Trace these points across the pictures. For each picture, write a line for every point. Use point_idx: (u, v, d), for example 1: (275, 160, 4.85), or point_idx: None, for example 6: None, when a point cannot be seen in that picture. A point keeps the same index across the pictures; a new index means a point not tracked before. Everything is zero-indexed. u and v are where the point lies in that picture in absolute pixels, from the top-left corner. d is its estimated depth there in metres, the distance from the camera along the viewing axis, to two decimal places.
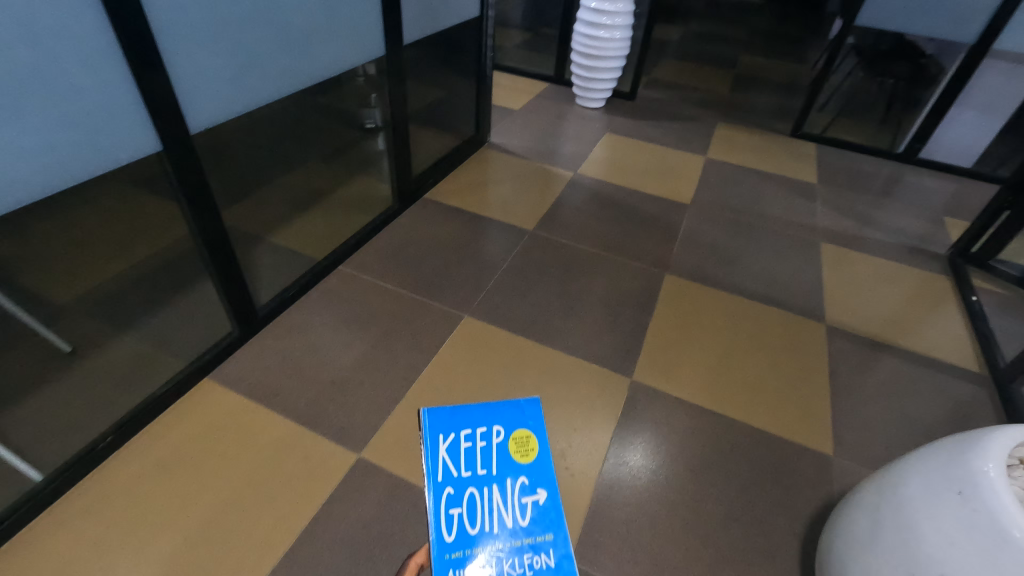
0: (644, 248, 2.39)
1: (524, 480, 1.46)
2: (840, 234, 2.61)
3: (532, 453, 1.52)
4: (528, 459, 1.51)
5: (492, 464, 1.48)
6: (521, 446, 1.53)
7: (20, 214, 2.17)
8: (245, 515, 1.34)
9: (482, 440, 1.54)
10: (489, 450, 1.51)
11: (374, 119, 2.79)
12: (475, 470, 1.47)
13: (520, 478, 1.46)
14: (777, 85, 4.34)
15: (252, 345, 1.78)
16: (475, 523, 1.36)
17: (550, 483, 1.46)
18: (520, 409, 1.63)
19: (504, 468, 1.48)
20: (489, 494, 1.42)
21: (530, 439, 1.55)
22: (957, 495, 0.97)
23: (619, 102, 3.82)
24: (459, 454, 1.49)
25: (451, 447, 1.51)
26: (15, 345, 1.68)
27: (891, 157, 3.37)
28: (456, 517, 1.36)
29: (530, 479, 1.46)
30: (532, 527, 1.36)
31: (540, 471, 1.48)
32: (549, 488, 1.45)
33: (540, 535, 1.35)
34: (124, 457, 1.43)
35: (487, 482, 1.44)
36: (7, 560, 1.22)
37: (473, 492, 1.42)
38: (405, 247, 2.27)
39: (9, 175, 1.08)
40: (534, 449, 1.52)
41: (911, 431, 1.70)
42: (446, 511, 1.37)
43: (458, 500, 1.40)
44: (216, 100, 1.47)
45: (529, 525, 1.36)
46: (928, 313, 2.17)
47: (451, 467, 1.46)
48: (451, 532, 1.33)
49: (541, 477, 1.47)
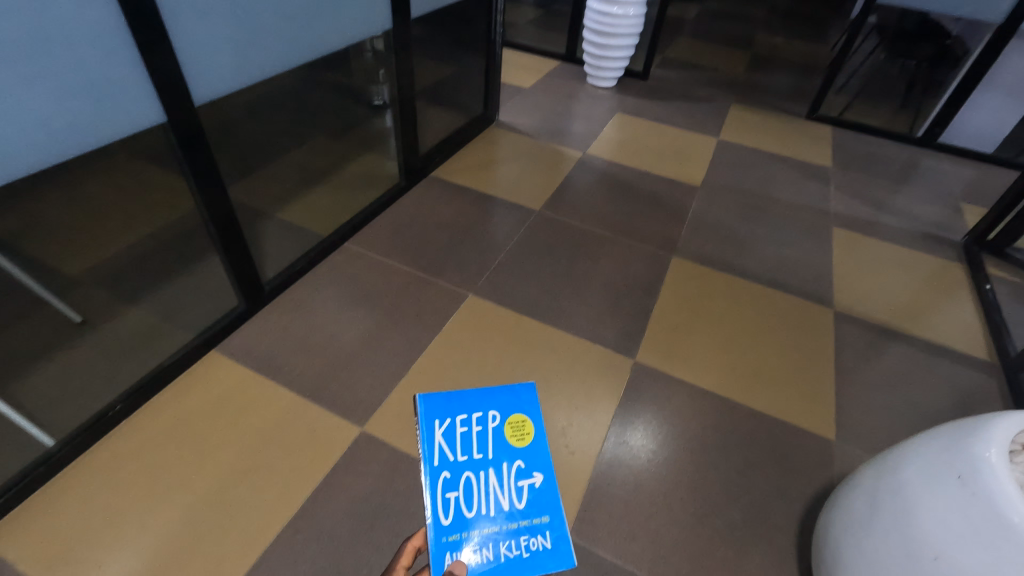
0: (652, 230, 2.37)
1: (520, 464, 1.46)
2: (853, 219, 2.56)
3: (527, 437, 1.51)
4: (524, 443, 1.51)
5: (487, 449, 1.48)
6: (517, 430, 1.53)
7: (31, 185, 2.19)
8: (250, 483, 1.37)
9: (477, 424, 1.53)
10: (484, 435, 1.51)
11: (382, 96, 2.68)
12: (471, 455, 1.46)
13: (516, 462, 1.46)
14: (794, 66, 4.23)
15: (258, 319, 1.79)
16: (471, 507, 1.36)
17: (546, 466, 1.47)
18: (514, 393, 1.62)
19: (499, 452, 1.48)
20: (486, 477, 1.42)
21: (525, 424, 1.55)
22: (957, 479, 0.97)
23: (631, 81, 3.75)
24: (454, 439, 1.49)
25: (447, 432, 1.50)
26: (27, 314, 1.71)
27: (910, 141, 3.29)
28: (452, 502, 1.36)
29: (526, 463, 1.46)
30: (529, 510, 1.37)
31: (536, 454, 1.49)
32: (545, 471, 1.46)
33: (536, 518, 1.35)
34: (132, 425, 1.46)
35: (483, 466, 1.44)
36: (22, 521, 1.26)
37: (467, 477, 1.41)
38: (411, 225, 2.26)
39: (14, 143, 1.08)
40: (530, 433, 1.52)
41: (916, 418, 1.68)
42: (443, 495, 1.37)
43: (454, 484, 1.39)
44: (221, 72, 1.46)
45: (525, 509, 1.37)
46: (939, 301, 2.14)
47: (447, 452, 1.45)
48: (447, 516, 1.33)
49: (536, 460, 1.47)
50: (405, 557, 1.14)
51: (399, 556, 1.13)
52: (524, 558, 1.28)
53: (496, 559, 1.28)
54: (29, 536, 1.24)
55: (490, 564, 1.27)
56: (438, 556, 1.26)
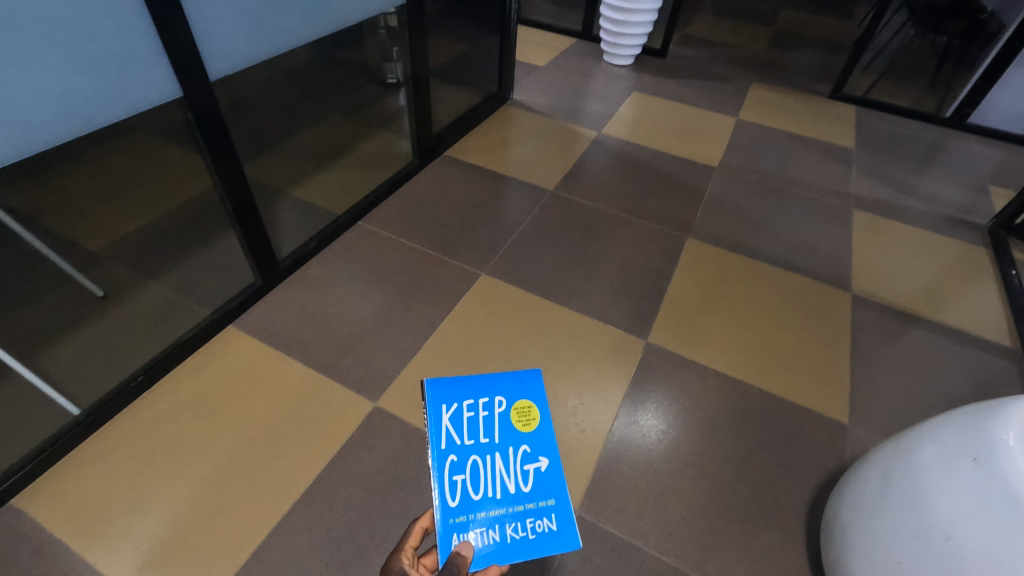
0: (666, 211, 2.34)
1: (526, 449, 1.26)
2: (875, 201, 2.50)
3: (534, 422, 1.32)
4: (529, 428, 1.31)
5: (494, 433, 1.27)
6: (523, 416, 1.33)
7: (53, 162, 2.23)
8: (267, 454, 1.41)
9: (483, 410, 1.31)
10: (491, 420, 1.30)
11: (396, 74, 2.67)
12: (476, 439, 1.24)
13: (522, 447, 1.26)
14: (818, 43, 4.10)
15: (274, 296, 1.82)
16: (479, 490, 1.16)
17: (552, 451, 1.28)
18: (520, 378, 1.42)
19: (506, 436, 1.27)
20: (493, 461, 1.22)
21: (532, 409, 1.35)
22: (972, 460, 0.96)
23: (648, 59, 3.66)
24: (462, 423, 1.28)
25: (454, 416, 1.28)
26: (51, 287, 1.75)
27: (937, 122, 3.19)
28: (460, 484, 1.16)
29: (532, 448, 1.26)
30: (535, 493, 1.19)
31: (543, 439, 1.29)
32: (551, 456, 1.27)
33: (541, 501, 1.17)
34: (154, 397, 1.50)
35: (490, 450, 1.23)
36: (51, 486, 1.31)
37: (475, 460, 1.21)
38: (424, 204, 2.26)
39: (34, 117, 1.10)
40: (537, 418, 1.33)
41: (933, 402, 1.66)
42: (450, 477, 1.17)
43: (460, 467, 1.19)
44: (236, 47, 1.46)
45: (531, 492, 1.18)
46: (962, 285, 2.09)
47: (453, 435, 1.24)
48: (454, 498, 1.13)
49: (542, 444, 1.28)
50: (411, 537, 1.02)
51: (408, 536, 1.02)
52: (529, 541, 1.11)
53: (501, 541, 1.09)
54: (59, 499, 1.29)
55: (494, 547, 1.08)
56: (445, 538, 1.07)
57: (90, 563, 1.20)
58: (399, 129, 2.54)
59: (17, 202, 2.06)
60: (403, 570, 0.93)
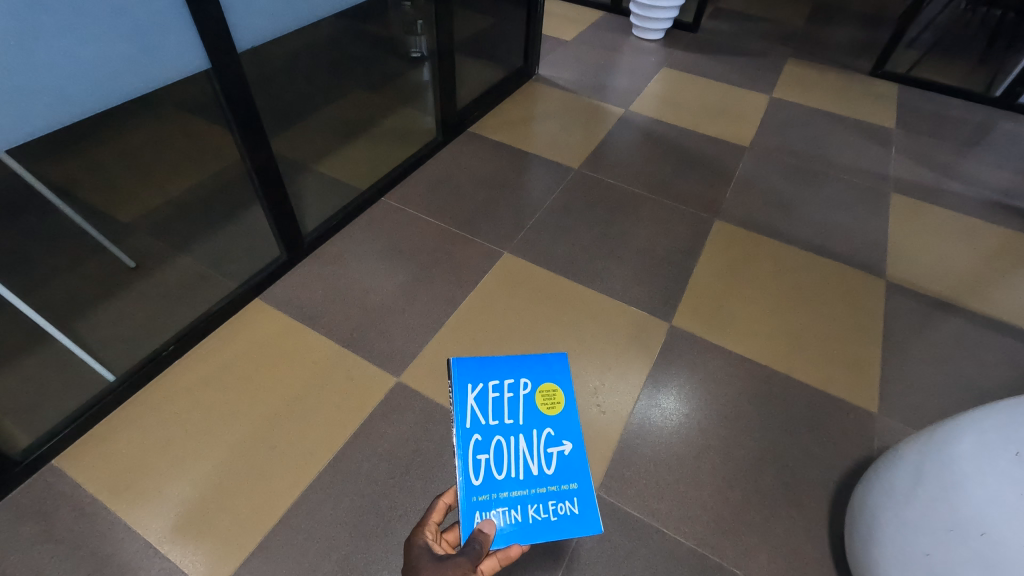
0: (694, 192, 2.28)
1: (550, 431, 1.27)
2: (915, 185, 2.40)
3: (558, 405, 1.33)
4: (554, 411, 1.32)
5: (518, 415, 1.28)
6: (548, 399, 1.34)
7: (86, 134, 2.27)
8: (293, 426, 1.43)
9: (508, 391, 1.33)
10: (516, 401, 1.31)
11: (420, 49, 2.53)
12: (501, 420, 1.26)
13: (546, 429, 1.27)
14: (860, 17, 3.91)
15: (298, 270, 1.83)
16: (502, 470, 1.17)
17: (576, 434, 1.28)
18: (546, 362, 1.44)
19: (530, 418, 1.28)
20: (516, 442, 1.22)
21: (557, 393, 1.36)
22: (1014, 455, 0.92)
23: (680, 34, 3.54)
24: (487, 403, 1.29)
25: (480, 396, 1.30)
26: (86, 257, 1.80)
27: (987, 102, 3.00)
28: (483, 463, 1.18)
29: (557, 431, 1.27)
30: (558, 476, 1.19)
31: (567, 422, 1.30)
32: (575, 440, 1.27)
33: (564, 483, 1.18)
34: (185, 365, 1.55)
35: (514, 431, 1.24)
36: (89, 448, 1.37)
37: (499, 441, 1.22)
38: (447, 181, 2.25)
39: (66, 88, 1.11)
40: (561, 401, 1.34)
41: (967, 395, 1.61)
42: (474, 456, 1.18)
43: (484, 447, 1.21)
44: (261, 18, 1.44)
45: (554, 475, 1.19)
46: (1003, 274, 2.00)
47: (478, 415, 1.25)
48: (477, 476, 1.15)
49: (567, 428, 1.28)
50: (435, 513, 1.05)
51: (432, 511, 1.05)
52: (551, 523, 1.10)
53: (522, 522, 1.09)
54: (96, 460, 1.35)
55: (517, 526, 1.08)
56: (468, 515, 1.08)
57: (126, 524, 1.25)
58: (423, 103, 2.51)
59: (51, 174, 2.10)
60: (427, 546, 0.96)
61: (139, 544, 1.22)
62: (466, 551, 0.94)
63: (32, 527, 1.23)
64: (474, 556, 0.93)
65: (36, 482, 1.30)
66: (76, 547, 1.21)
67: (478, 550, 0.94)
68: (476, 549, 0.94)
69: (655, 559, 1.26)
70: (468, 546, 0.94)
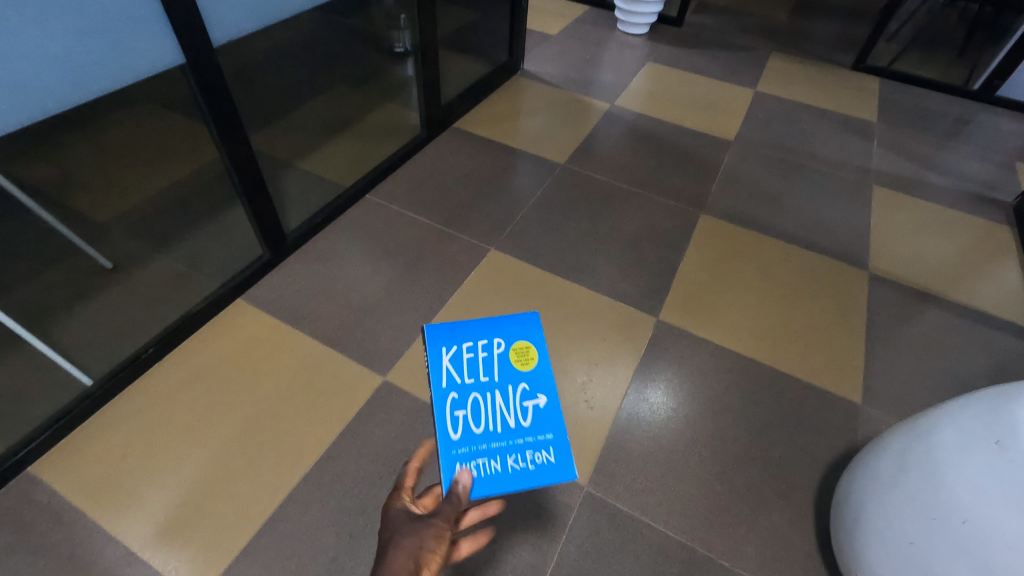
0: (680, 186, 2.28)
1: (524, 386, 1.15)
2: (896, 177, 2.42)
3: (534, 360, 1.20)
4: (530, 366, 1.19)
5: (494, 371, 1.16)
6: (522, 355, 1.21)
7: (58, 133, 2.21)
8: (278, 428, 1.41)
9: (482, 349, 1.20)
10: (491, 358, 1.19)
11: (403, 43, 2.59)
12: (477, 377, 1.14)
13: (521, 383, 1.15)
14: (842, 11, 3.94)
15: (281, 268, 1.81)
16: (480, 424, 1.07)
17: (552, 386, 1.16)
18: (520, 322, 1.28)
19: (506, 374, 1.16)
20: (492, 397, 1.11)
21: (531, 349, 1.22)
22: (994, 444, 0.93)
23: (664, 28, 3.54)
24: (462, 361, 1.17)
25: (453, 355, 1.18)
26: (60, 259, 1.75)
27: (964, 95, 3.05)
28: (461, 419, 1.08)
29: (531, 385, 1.15)
30: (535, 427, 1.09)
31: (542, 375, 1.17)
32: (552, 392, 1.15)
33: (540, 434, 1.07)
34: (166, 368, 1.51)
35: (490, 386, 1.13)
36: (67, 454, 1.33)
37: (476, 397, 1.10)
38: (432, 177, 2.22)
39: (32, 84, 1.07)
40: (536, 356, 1.20)
41: (948, 384, 1.63)
42: (450, 414, 1.08)
43: (461, 403, 1.10)
44: (237, 13, 1.40)
45: (530, 427, 1.08)
46: (983, 265, 2.03)
47: (452, 374, 1.14)
48: (455, 431, 1.06)
49: (542, 380, 1.16)
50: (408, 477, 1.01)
51: (404, 476, 1.00)
52: (529, 472, 1.01)
53: (502, 472, 1.00)
54: (75, 467, 1.31)
55: (495, 476, 1.00)
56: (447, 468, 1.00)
57: (107, 531, 1.22)
58: (407, 99, 2.48)
59: (23, 173, 2.04)
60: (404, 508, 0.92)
61: (121, 551, 1.20)
62: (445, 505, 0.91)
63: (9, 537, 1.20)
64: (453, 508, 0.91)
65: (13, 490, 1.27)
66: (54, 555, 1.18)
67: (456, 501, 0.92)
68: (453, 501, 0.92)
69: (644, 553, 1.26)
70: (446, 499, 0.92)
